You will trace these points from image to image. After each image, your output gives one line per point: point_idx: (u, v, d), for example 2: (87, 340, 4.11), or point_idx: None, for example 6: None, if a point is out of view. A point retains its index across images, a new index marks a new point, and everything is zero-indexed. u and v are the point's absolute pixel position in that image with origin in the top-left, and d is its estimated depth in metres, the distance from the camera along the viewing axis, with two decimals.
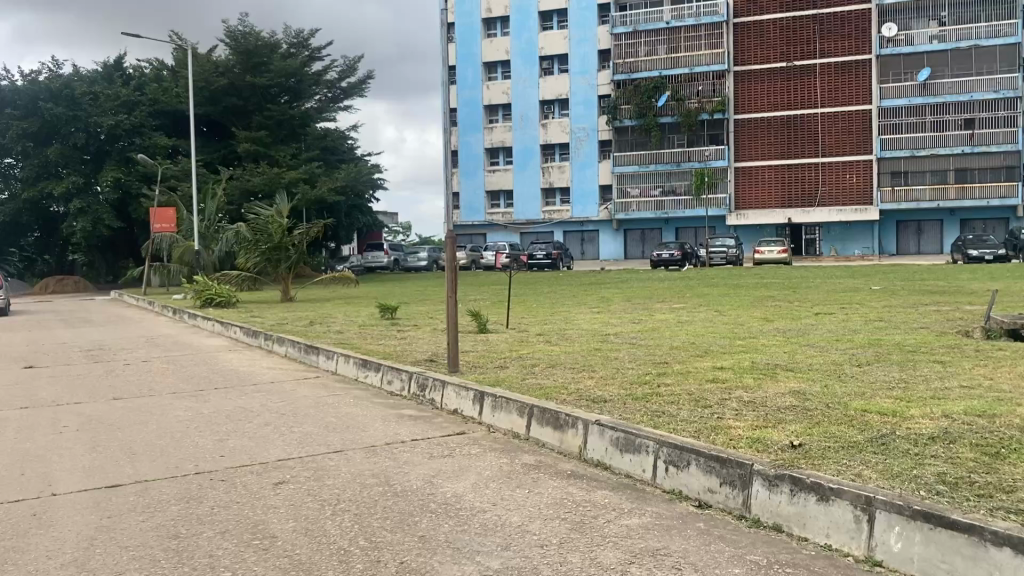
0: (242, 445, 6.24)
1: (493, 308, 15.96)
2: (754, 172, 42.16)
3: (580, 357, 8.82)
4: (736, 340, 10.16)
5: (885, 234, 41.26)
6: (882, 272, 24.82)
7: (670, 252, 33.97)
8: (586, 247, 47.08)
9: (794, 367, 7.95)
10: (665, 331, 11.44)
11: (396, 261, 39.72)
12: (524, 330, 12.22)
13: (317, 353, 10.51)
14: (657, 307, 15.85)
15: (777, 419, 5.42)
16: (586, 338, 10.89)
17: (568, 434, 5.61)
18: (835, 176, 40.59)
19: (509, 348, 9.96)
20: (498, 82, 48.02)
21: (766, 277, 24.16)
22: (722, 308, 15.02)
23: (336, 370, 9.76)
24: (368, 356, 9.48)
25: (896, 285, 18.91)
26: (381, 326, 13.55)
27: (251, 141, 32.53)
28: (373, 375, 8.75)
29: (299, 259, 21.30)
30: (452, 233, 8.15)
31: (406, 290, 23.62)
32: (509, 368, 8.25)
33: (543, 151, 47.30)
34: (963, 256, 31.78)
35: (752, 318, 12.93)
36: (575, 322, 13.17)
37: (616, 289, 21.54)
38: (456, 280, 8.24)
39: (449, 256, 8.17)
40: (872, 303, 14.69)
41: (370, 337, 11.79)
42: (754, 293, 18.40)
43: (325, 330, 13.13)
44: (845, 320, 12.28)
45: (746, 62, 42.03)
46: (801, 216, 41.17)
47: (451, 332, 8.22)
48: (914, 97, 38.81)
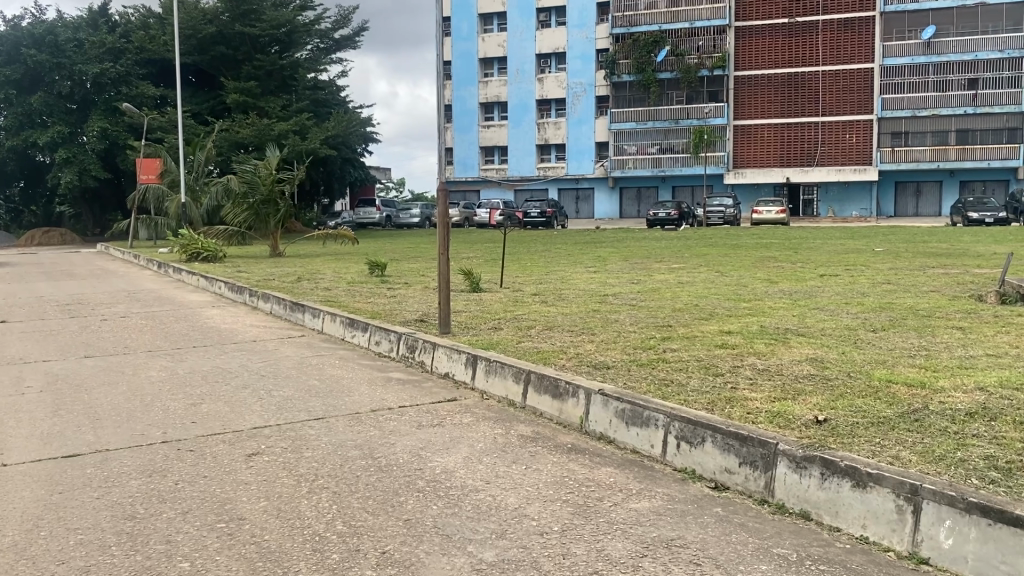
0: (216, 411, 5.79)
1: (488, 266, 15.45)
2: (753, 131, 41.45)
3: (578, 319, 8.35)
4: (740, 303, 9.69)
5: (884, 196, 40.73)
6: (883, 233, 24.32)
7: (666, 212, 33.41)
8: (581, 205, 46.46)
9: (805, 332, 7.50)
10: (666, 292, 10.97)
11: (389, 218, 39.11)
12: (518, 290, 11.73)
13: (302, 310, 10.03)
14: (656, 267, 15.38)
15: (798, 392, 4.98)
16: (583, 299, 10.40)
17: (567, 404, 5.17)
18: (835, 136, 39.91)
19: (504, 308, 9.53)
20: (493, 35, 47.08)
21: (765, 238, 23.70)
22: (724, 268, 14.53)
23: (321, 329, 9.30)
24: (354, 315, 9.01)
25: (899, 247, 18.43)
26: (371, 283, 13.04)
27: (240, 92, 31.58)
28: (360, 335, 8.28)
29: (286, 213, 20.68)
30: (444, 187, 7.63)
31: (398, 247, 23.05)
32: (503, 330, 7.77)
33: (539, 107, 46.36)
34: (963, 219, 31.32)
35: (755, 279, 12.43)
36: (572, 282, 12.67)
37: (612, 248, 21.03)
38: (449, 236, 7.73)
39: (440, 209, 7.65)
40: (877, 265, 14.22)
41: (358, 295, 11.29)
42: (755, 253, 17.91)
43: (311, 287, 12.62)
44: (851, 282, 11.82)
45: (748, 17, 41.16)
46: (799, 175, 40.57)
47: (442, 290, 7.74)
48: (917, 56, 38.08)
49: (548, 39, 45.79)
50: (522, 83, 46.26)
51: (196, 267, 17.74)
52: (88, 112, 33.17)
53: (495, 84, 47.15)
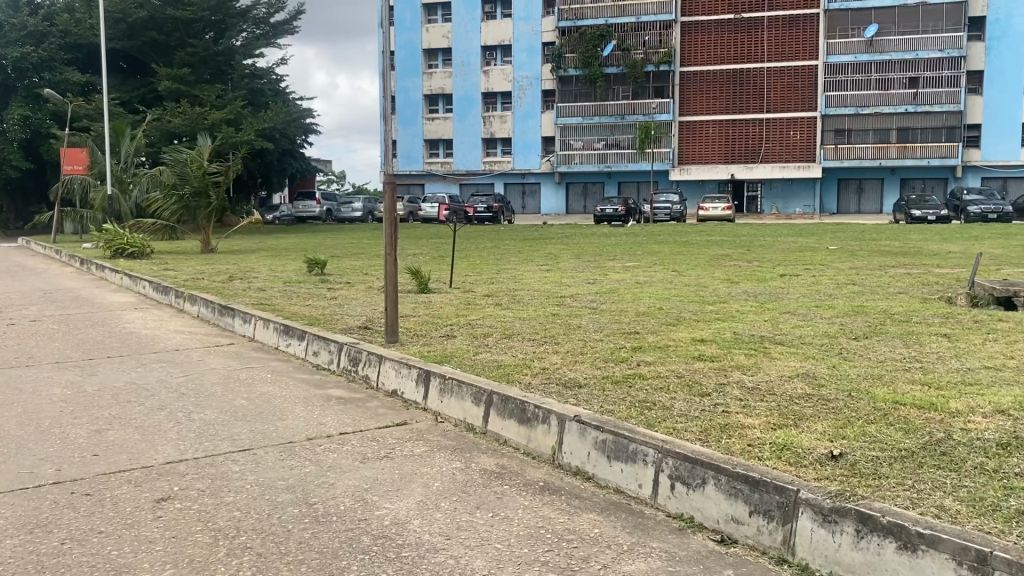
0: (123, 440, 4.94)
1: (434, 265, 14.68)
2: (698, 127, 41.34)
3: (537, 325, 7.67)
4: (705, 306, 9.12)
5: (826, 193, 41.00)
6: (831, 230, 24.23)
7: (613, 208, 33.02)
8: (527, 200, 45.86)
9: (782, 340, 6.92)
10: (626, 294, 10.34)
11: (329, 212, 37.98)
12: (469, 291, 11.01)
13: (232, 314, 9.15)
14: (610, 265, 14.83)
15: (801, 417, 4.37)
16: (540, 302, 9.72)
17: (537, 432, 4.48)
18: (779, 132, 39.98)
19: (455, 312, 8.80)
20: (438, 25, 46.13)
21: (714, 234, 23.33)
22: (680, 267, 14.01)
23: (253, 336, 8.47)
24: (289, 320, 8.19)
25: (853, 245, 18.14)
26: (310, 283, 12.18)
27: (172, 79, 30.01)
28: (296, 344, 7.48)
29: (219, 207, 19.62)
30: (391, 180, 6.83)
31: (339, 243, 22.11)
32: (457, 338, 7.05)
33: (485, 100, 45.53)
34: (907, 216, 31.49)
35: (716, 279, 11.92)
36: (525, 283, 11.98)
37: (563, 245, 20.42)
38: (395, 234, 6.99)
39: (388, 204, 6.88)
40: (836, 264, 13.83)
41: (295, 297, 10.43)
42: (710, 251, 17.45)
43: (244, 287, 11.70)
44: (814, 282, 11.34)
45: (694, 13, 41.00)
46: (744, 172, 40.59)
47: (389, 294, 6.98)
48: (859, 54, 38.33)
49: (493, 31, 45.00)
50: (467, 75, 45.35)
51: (121, 264, 16.59)
52: (8, 98, 31.39)
53: (439, 75, 46.13)
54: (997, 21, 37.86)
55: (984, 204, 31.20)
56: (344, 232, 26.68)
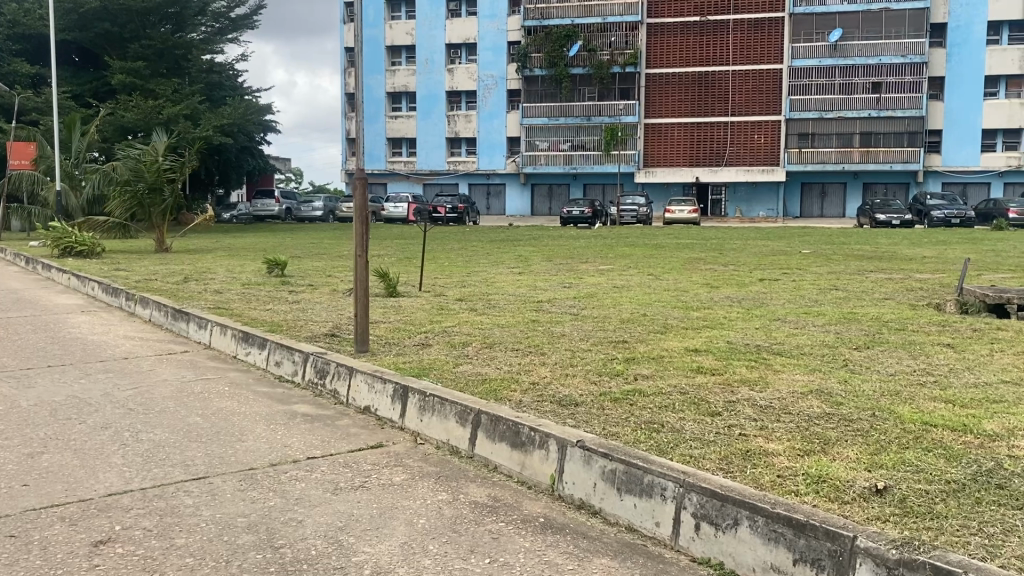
0: (59, 467, 4.32)
1: (401, 267, 14.11)
2: (663, 130, 41.20)
3: (520, 333, 7.20)
4: (691, 312, 8.69)
5: (790, 197, 41.11)
6: (799, 234, 24.08)
7: (580, 210, 32.63)
8: (491, 201, 45.34)
9: (781, 349, 6.51)
10: (606, 299, 9.88)
11: (289, 211, 37.10)
12: (441, 295, 10.47)
13: (187, 319, 8.51)
14: (583, 268, 14.38)
15: (827, 442, 3.94)
16: (516, 307, 9.22)
17: (532, 457, 3.98)
18: (743, 136, 39.99)
19: (428, 318, 8.27)
20: (402, 23, 45.42)
21: (683, 237, 23.06)
22: (656, 270, 13.61)
23: (209, 343, 7.85)
24: (249, 326, 7.60)
25: (825, 249, 17.93)
26: (271, 286, 11.54)
27: (126, 72, 28.88)
28: (257, 353, 6.90)
29: (174, 204, 18.83)
30: (362, 176, 6.24)
31: (300, 243, 21.40)
32: (432, 348, 6.52)
33: (449, 98, 44.94)
34: (871, 220, 31.57)
35: (695, 284, 11.52)
36: (498, 287, 11.47)
37: (532, 247, 19.96)
38: (367, 233, 6.44)
39: (358, 201, 6.32)
40: (814, 268, 13.55)
41: (254, 300, 9.80)
42: (682, 254, 17.11)
43: (200, 289, 11.01)
44: (797, 288, 10.99)
45: (660, 14, 40.83)
46: (709, 175, 40.52)
47: (360, 300, 6.43)
48: (823, 58, 38.45)
49: (458, 29, 44.48)
50: (431, 74, 44.71)
51: (69, 264, 15.75)
52: None
53: (402, 73, 45.39)
54: (957, 28, 38.28)
55: (948, 208, 31.36)
56: (305, 232, 25.95)
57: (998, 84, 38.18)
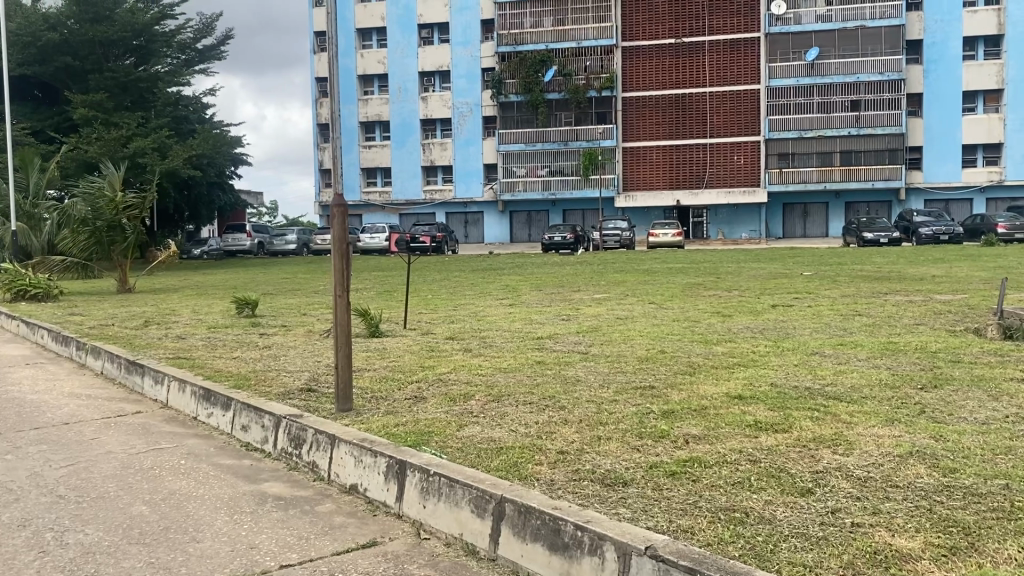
0: None
1: (383, 303, 13.10)
2: (642, 153, 40.60)
3: (531, 379, 6.21)
4: (714, 347, 7.74)
5: (772, 218, 40.59)
6: (792, 255, 23.30)
7: (562, 236, 31.79)
8: (469, 229, 44.44)
9: (838, 394, 5.54)
10: (613, 334, 8.90)
11: (261, 245, 35.94)
12: (429, 334, 9.45)
13: (141, 372, 7.43)
14: (578, 298, 13.47)
15: (972, 534, 2.98)
16: (515, 346, 8.23)
17: (580, 566, 2.99)
18: (723, 157, 39.50)
19: (419, 362, 7.28)
20: (373, 51, 44.60)
21: (671, 262, 22.20)
22: (657, 298, 12.70)
23: (166, 402, 6.80)
24: (213, 381, 6.56)
25: (828, 269, 17.12)
26: (239, 328, 10.46)
27: (87, 106, 27.62)
28: (220, 414, 5.88)
29: (137, 240, 17.60)
30: (341, 204, 5.25)
31: (272, 278, 20.31)
32: (427, 404, 5.50)
33: (424, 127, 44.12)
34: (859, 239, 30.87)
35: (704, 312, 10.62)
36: (491, 322, 10.48)
37: (518, 276, 19.01)
38: (348, 270, 5.43)
39: (336, 232, 5.32)
40: (826, 292, 12.70)
41: (220, 347, 8.73)
42: (678, 279, 16.22)
43: (162, 335, 9.92)
44: (816, 315, 10.10)
45: (634, 37, 40.33)
46: (689, 198, 39.87)
47: (341, 351, 5.44)
48: (801, 77, 38.11)
49: (431, 57, 43.78)
50: (404, 102, 43.89)
51: (21, 308, 14.52)
52: None
53: (375, 102, 44.48)
54: (933, 44, 38.07)
55: (935, 225, 30.87)
56: (279, 267, 24.83)
57: (976, 99, 38.05)
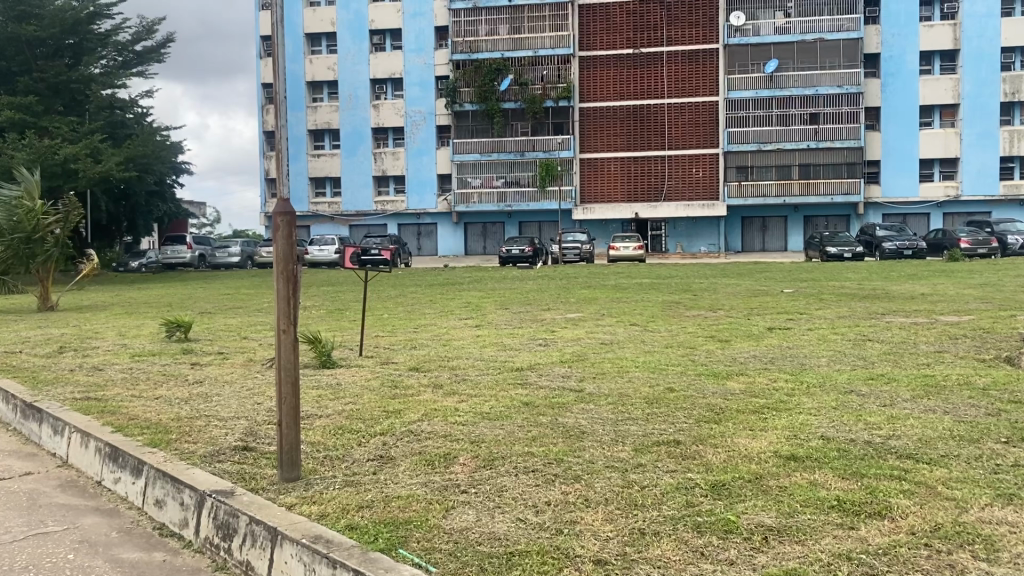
0: None
1: (334, 324, 11.80)
2: (600, 164, 39.75)
3: (526, 431, 5.04)
4: (728, 384, 6.63)
5: (730, 232, 40.08)
6: (759, 270, 22.45)
7: (520, 249, 30.71)
8: (423, 241, 43.08)
9: (916, 453, 4.44)
10: (605, 364, 7.76)
11: (203, 257, 34.09)
12: (390, 364, 8.21)
13: (39, 418, 6.04)
14: (551, 317, 12.38)
15: None
16: (493, 381, 7.07)
17: None
18: (681, 170, 38.81)
19: (385, 404, 6.05)
20: (322, 56, 43.03)
21: (636, 276, 21.30)
22: (637, 319, 11.63)
23: (67, 457, 5.45)
24: (124, 432, 5.22)
25: (808, 287, 16.24)
26: (169, 356, 9.06)
27: (14, 108, 25.67)
28: (129, 482, 4.58)
29: (61, 252, 16.06)
30: (287, 212, 4.04)
31: (212, 294, 18.85)
32: (398, 472, 4.29)
33: (376, 136, 42.72)
34: (822, 253, 30.27)
35: (695, 337, 9.53)
36: (458, 349, 9.23)
37: (479, 292, 17.86)
38: (296, 297, 4.18)
39: (280, 250, 4.08)
40: (819, 312, 11.78)
41: (141, 382, 7.36)
42: (652, 297, 15.21)
43: (74, 366, 8.47)
44: (815, 340, 9.13)
45: (592, 47, 39.50)
46: (649, 211, 39.11)
47: (284, 405, 4.19)
48: (760, 89, 37.47)
49: (383, 63, 42.47)
50: (355, 110, 42.44)
51: None
52: None
53: (324, 109, 42.83)
54: (890, 58, 38.01)
55: (898, 240, 30.49)
56: (220, 281, 23.29)
57: (932, 114, 38.08)
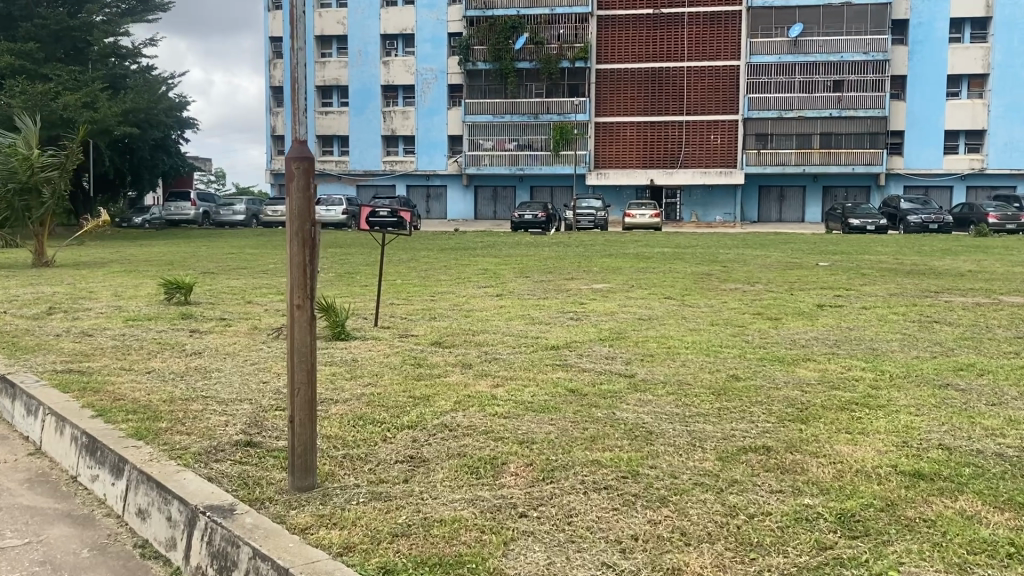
0: None
1: (346, 290, 10.98)
2: (616, 129, 38.65)
3: (583, 429, 4.27)
4: (798, 372, 5.80)
5: (747, 201, 39.03)
6: (784, 241, 21.51)
7: (533, 214, 29.78)
8: (431, 204, 42.10)
9: None
10: (650, 344, 6.95)
11: (206, 214, 33.20)
12: (411, 337, 7.39)
13: (13, 393, 5.25)
14: (578, 288, 11.55)
15: None
16: (528, 361, 6.27)
17: None
18: (699, 136, 37.73)
19: (408, 388, 5.24)
20: (332, 10, 41.82)
21: (655, 246, 20.46)
22: (671, 292, 10.80)
23: (41, 443, 4.66)
24: (106, 418, 4.40)
25: (843, 261, 15.34)
26: (167, 322, 8.24)
27: (13, 54, 24.64)
28: (107, 482, 3.79)
29: (58, 205, 15.19)
30: (305, 158, 3.21)
31: (216, 253, 17.98)
32: (435, 482, 3.50)
33: (385, 93, 41.61)
34: (844, 226, 29.29)
35: (741, 313, 8.69)
36: (482, 321, 8.42)
37: (495, 258, 17.01)
38: (314, 264, 3.36)
39: (294, 205, 3.25)
40: (867, 288, 10.92)
41: (133, 353, 6.54)
42: (679, 267, 14.36)
43: (62, 330, 7.66)
44: (874, 320, 8.29)
45: (611, 6, 38.24)
46: (664, 177, 38.07)
47: (297, 397, 3.39)
48: (783, 54, 36.32)
49: (394, 19, 41.23)
50: (364, 67, 41.29)
51: None
52: None
53: (333, 65, 41.67)
54: (919, 25, 36.80)
55: (923, 213, 29.55)
56: (225, 240, 22.47)
57: (961, 84, 36.82)
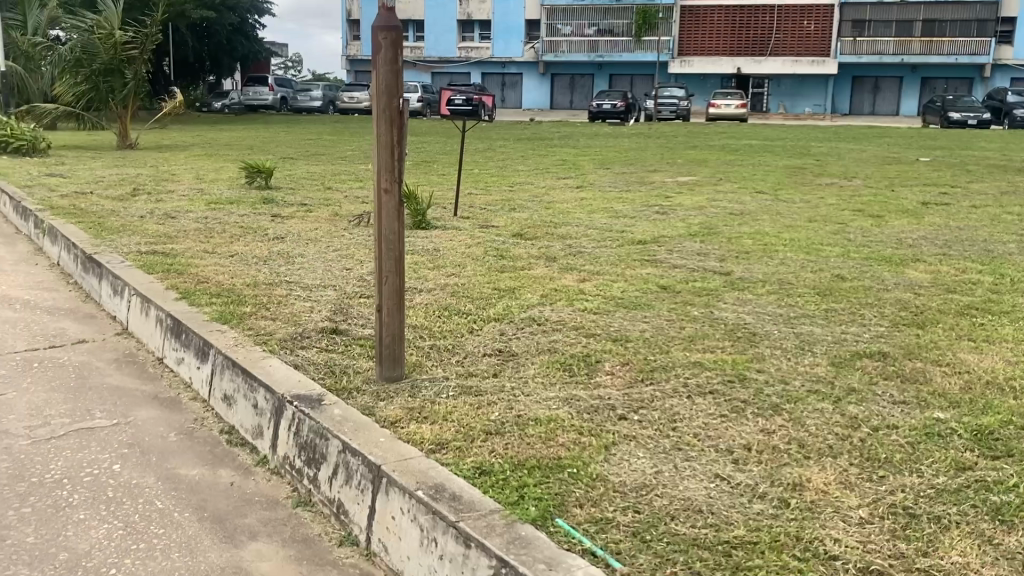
0: None
1: (425, 178, 10.75)
2: (702, 14, 36.78)
3: (681, 328, 4.03)
4: (908, 273, 5.39)
5: (839, 93, 37.00)
6: (880, 136, 20.40)
7: (611, 103, 28.80)
8: (507, 92, 41.13)
9: None
10: (745, 240, 6.58)
11: (283, 100, 33.10)
12: (493, 227, 7.17)
13: (99, 273, 5.23)
14: (664, 180, 11.09)
15: None
16: (616, 255, 6.00)
17: None
18: (791, 22, 35.66)
19: (492, 280, 5.05)
20: None
21: (742, 139, 19.62)
22: (762, 186, 10.29)
23: (127, 324, 4.64)
24: (190, 300, 4.33)
25: (947, 157, 14.42)
26: (248, 206, 8.16)
27: None
28: (193, 365, 3.73)
29: (139, 87, 15.14)
30: (393, 28, 2.93)
31: (294, 139, 17.89)
32: (527, 379, 3.33)
33: None
34: (944, 120, 27.54)
35: (839, 210, 8.19)
36: (566, 212, 8.13)
37: (574, 149, 16.52)
38: (403, 145, 3.11)
39: (382, 79, 2.98)
40: (977, 186, 10.20)
41: (216, 236, 6.48)
42: (770, 161, 13.70)
43: (146, 212, 7.65)
44: (987, 220, 7.71)
45: None
46: (751, 66, 36.28)
47: (383, 286, 3.21)
48: None
49: None
50: None
51: None
52: None
53: None
54: None
55: None
56: (302, 126, 22.41)
57: None
